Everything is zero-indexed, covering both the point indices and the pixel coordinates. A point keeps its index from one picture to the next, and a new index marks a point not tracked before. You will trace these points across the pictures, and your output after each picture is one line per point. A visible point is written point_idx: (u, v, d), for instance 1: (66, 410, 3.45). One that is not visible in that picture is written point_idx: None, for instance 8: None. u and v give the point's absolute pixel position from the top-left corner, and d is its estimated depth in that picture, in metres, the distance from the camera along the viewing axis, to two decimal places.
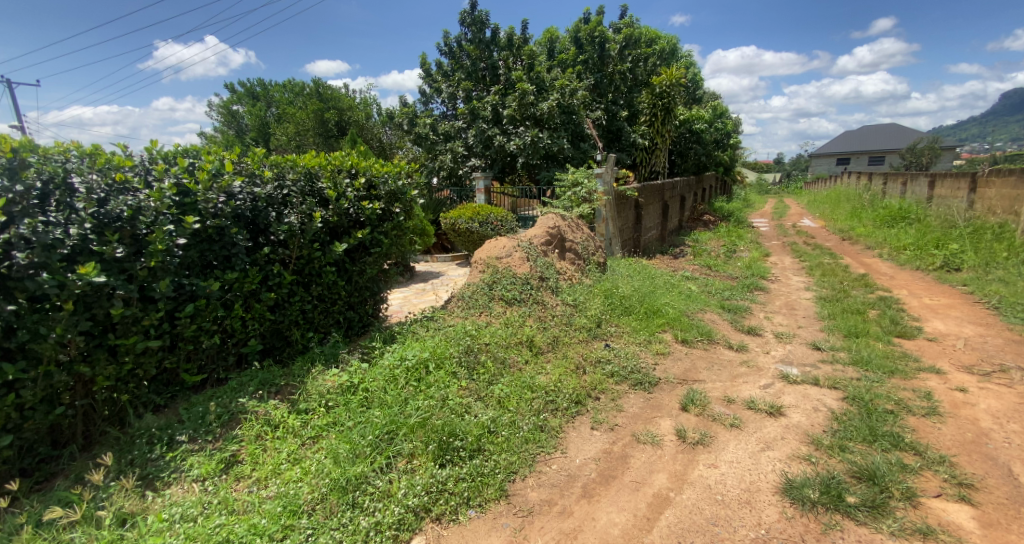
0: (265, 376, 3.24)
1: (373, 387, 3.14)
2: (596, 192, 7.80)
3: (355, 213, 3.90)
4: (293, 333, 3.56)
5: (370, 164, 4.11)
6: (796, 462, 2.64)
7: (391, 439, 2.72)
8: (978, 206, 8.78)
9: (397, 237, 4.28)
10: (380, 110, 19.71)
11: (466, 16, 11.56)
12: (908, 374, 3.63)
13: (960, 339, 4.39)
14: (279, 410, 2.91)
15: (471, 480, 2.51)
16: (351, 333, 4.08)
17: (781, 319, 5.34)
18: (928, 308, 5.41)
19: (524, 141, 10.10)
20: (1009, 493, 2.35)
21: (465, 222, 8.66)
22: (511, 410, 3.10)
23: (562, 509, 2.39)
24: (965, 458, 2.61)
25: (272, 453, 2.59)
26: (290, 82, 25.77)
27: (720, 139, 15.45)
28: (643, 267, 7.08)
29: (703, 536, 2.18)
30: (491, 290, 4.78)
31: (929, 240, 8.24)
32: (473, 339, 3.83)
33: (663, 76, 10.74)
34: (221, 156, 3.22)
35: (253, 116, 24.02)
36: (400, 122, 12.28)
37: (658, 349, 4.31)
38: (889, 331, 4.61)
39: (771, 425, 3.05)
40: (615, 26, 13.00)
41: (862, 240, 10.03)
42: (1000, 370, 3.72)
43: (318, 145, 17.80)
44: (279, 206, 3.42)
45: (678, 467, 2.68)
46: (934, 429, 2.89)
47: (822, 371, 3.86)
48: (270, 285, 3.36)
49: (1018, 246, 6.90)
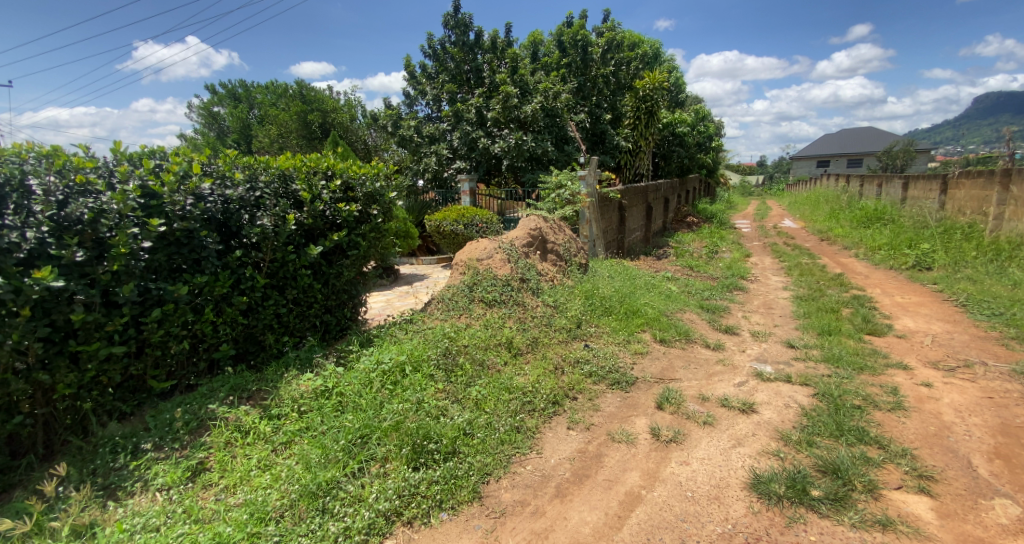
0: (237, 382, 3.17)
1: (348, 391, 3.09)
2: (579, 195, 7.81)
3: (331, 215, 3.84)
4: (267, 337, 3.48)
5: (347, 166, 4.07)
6: (765, 457, 2.68)
7: (365, 443, 2.69)
8: (949, 207, 9.04)
9: (375, 240, 4.23)
10: (365, 112, 19.53)
11: (450, 19, 11.55)
12: (877, 371, 3.72)
13: (928, 336, 4.51)
14: (250, 415, 2.85)
15: (444, 483, 2.49)
16: (328, 337, 4.01)
17: (758, 318, 5.41)
18: (899, 306, 5.54)
19: (507, 143, 10.11)
20: (967, 484, 2.41)
21: (449, 223, 8.64)
22: (488, 412, 3.08)
23: (535, 509, 2.39)
24: (926, 451, 2.68)
25: (241, 460, 2.53)
26: (273, 82, 25.40)
27: (703, 142, 15.64)
28: (625, 268, 7.13)
29: (672, 533, 2.19)
30: (471, 291, 4.76)
31: (903, 240, 8.45)
32: (451, 341, 3.81)
33: (646, 79, 10.84)
34: (189, 157, 3.14)
35: (234, 118, 23.59)
36: (384, 124, 12.20)
37: (637, 349, 4.33)
38: (860, 329, 4.71)
39: (743, 421, 3.08)
40: (598, 30, 13.11)
41: (839, 241, 10.24)
42: (965, 365, 3.82)
43: (302, 147, 17.59)
44: (252, 208, 3.34)
45: (650, 465, 2.69)
46: (899, 423, 2.96)
47: (795, 368, 3.92)
48: (242, 289, 3.29)
49: (987, 245, 7.11)
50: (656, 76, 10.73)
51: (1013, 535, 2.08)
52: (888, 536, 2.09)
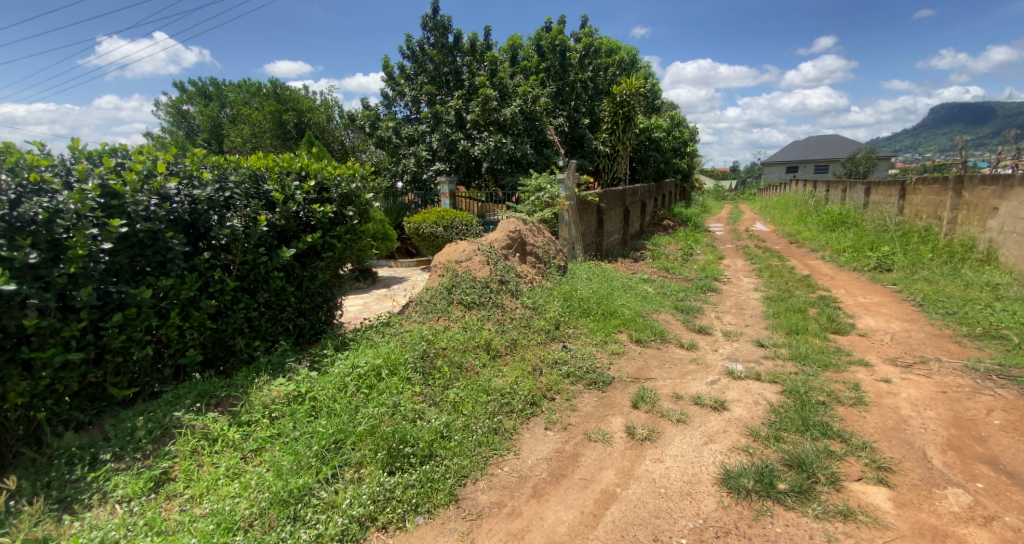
0: (205, 387, 3.07)
1: (321, 396, 3.03)
2: (558, 197, 7.86)
3: (304, 216, 3.78)
4: (237, 342, 3.39)
5: (322, 166, 4.01)
6: (735, 453, 2.75)
7: (339, 448, 2.64)
8: (907, 211, 9.48)
9: (351, 241, 4.16)
10: (342, 112, 19.22)
11: (428, 20, 11.49)
12: (840, 368, 3.87)
13: (888, 334, 4.71)
14: (219, 422, 2.76)
15: (420, 486, 2.47)
16: (302, 341, 3.93)
17: (729, 318, 5.56)
18: (861, 305, 5.77)
19: (487, 146, 10.11)
20: (922, 474, 2.53)
21: (429, 226, 8.61)
22: (466, 414, 3.07)
23: (511, 510, 2.39)
24: (885, 443, 2.80)
25: (208, 469, 2.45)
26: (247, 81, 24.80)
27: (678, 147, 15.97)
28: (603, 270, 7.21)
29: (645, 529, 2.23)
30: (450, 294, 4.74)
31: (865, 243, 8.80)
32: (429, 344, 3.78)
33: (623, 85, 11.00)
34: (154, 156, 3.03)
35: (205, 117, 22.84)
36: (362, 125, 12.06)
37: (614, 349, 4.39)
38: (825, 328, 4.89)
39: (715, 419, 3.16)
40: (575, 35, 13.26)
41: (807, 244, 10.59)
42: (920, 362, 4.00)
43: (276, 147, 17.19)
44: (221, 209, 3.26)
45: (625, 463, 2.73)
46: (860, 418, 3.08)
47: (765, 366, 4.04)
48: (210, 292, 3.19)
49: (942, 248, 7.48)
50: (633, 82, 10.91)
51: (964, 522, 2.19)
52: (849, 526, 2.17)
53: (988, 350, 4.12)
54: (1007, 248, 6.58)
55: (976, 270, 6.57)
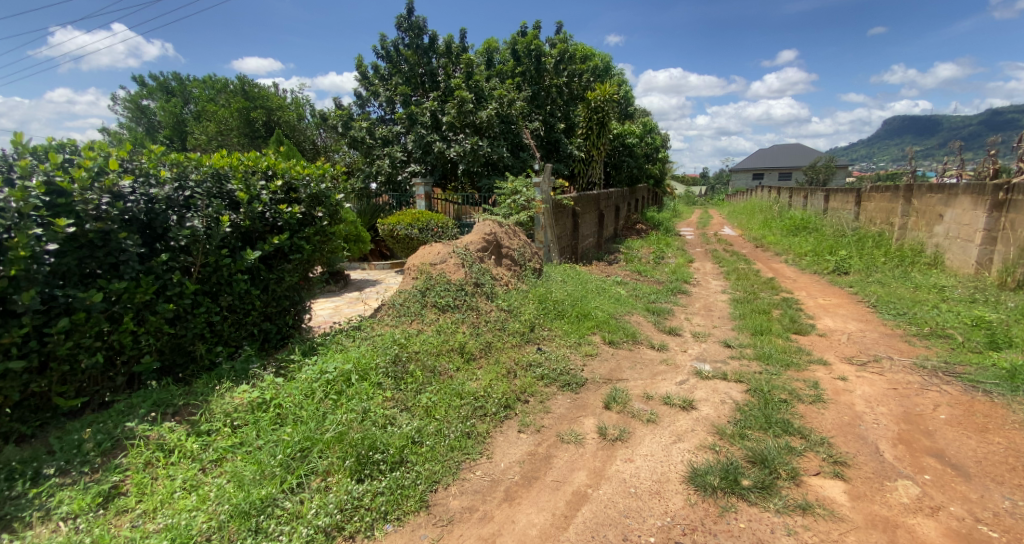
0: (161, 396, 2.93)
1: (287, 402, 2.93)
2: (534, 201, 7.93)
3: (270, 217, 3.67)
4: (197, 348, 3.25)
5: (290, 166, 3.91)
6: (702, 451, 2.81)
7: (305, 457, 2.57)
8: (863, 217, 9.96)
9: (320, 243, 4.07)
10: (313, 110, 18.81)
11: (403, 21, 11.38)
12: (801, 367, 4.02)
13: (845, 334, 4.92)
14: (175, 432, 2.64)
15: (390, 493, 2.42)
16: (267, 346, 3.80)
17: (699, 319, 5.71)
18: (821, 307, 6.03)
19: (463, 148, 10.06)
20: (875, 467, 2.64)
21: (403, 227, 8.54)
22: (438, 419, 3.04)
23: (482, 515, 2.37)
24: (841, 439, 2.92)
25: (163, 482, 2.34)
26: (212, 76, 23.95)
27: (650, 153, 16.30)
28: (578, 273, 7.28)
29: (615, 529, 2.25)
30: (424, 297, 4.69)
31: (825, 247, 9.18)
32: (401, 348, 3.72)
33: (598, 91, 11.19)
34: (106, 152, 2.88)
35: (167, 113, 21.91)
36: (334, 125, 11.83)
37: (587, 351, 4.44)
38: (788, 328, 5.07)
39: (683, 418, 3.22)
40: (551, 41, 13.38)
41: (771, 248, 10.97)
42: (874, 360, 4.20)
43: (243, 146, 16.63)
44: (180, 209, 3.13)
45: (597, 464, 2.75)
46: (819, 414, 3.21)
47: (731, 366, 4.16)
48: (168, 296, 3.05)
49: (894, 252, 7.88)
50: (607, 88, 11.11)
51: (913, 513, 2.30)
52: (807, 519, 2.24)
53: (934, 349, 4.36)
54: (953, 253, 6.97)
55: (924, 273, 6.95)
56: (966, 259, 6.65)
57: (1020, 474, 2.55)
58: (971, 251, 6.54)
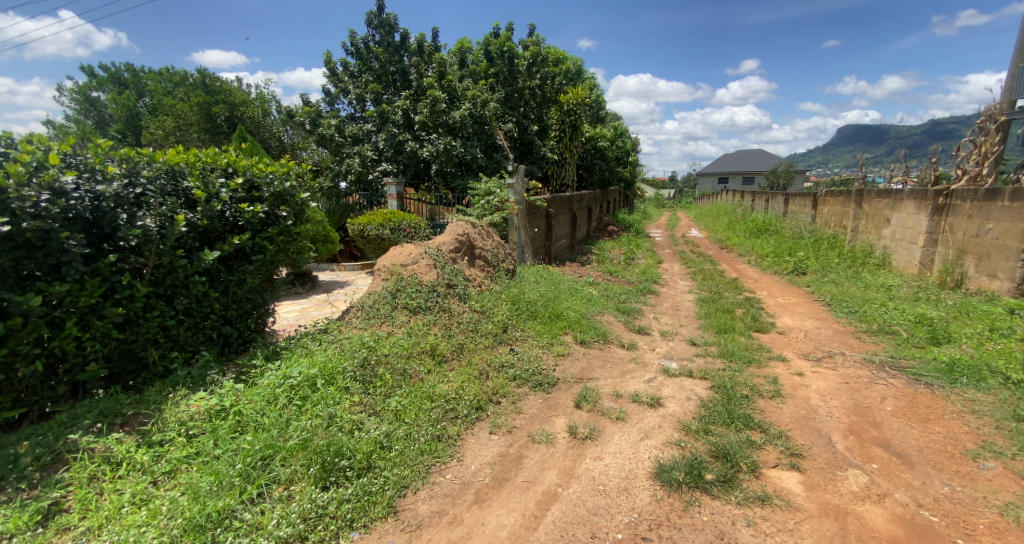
0: (109, 406, 2.78)
1: (248, 409, 2.81)
2: (507, 202, 7.92)
3: (230, 216, 3.54)
4: (150, 354, 3.10)
5: (251, 163, 3.78)
6: (668, 447, 2.87)
7: (266, 466, 2.48)
8: (819, 220, 10.43)
9: (285, 244, 3.94)
10: (279, 106, 18.24)
11: (373, 18, 11.18)
12: (762, 363, 4.17)
13: (802, 331, 5.14)
14: (124, 444, 2.51)
15: (356, 501, 2.37)
16: (227, 351, 3.66)
17: (667, 318, 5.84)
18: (781, 305, 6.28)
19: (436, 148, 9.96)
20: (828, 458, 2.76)
21: (374, 228, 8.40)
22: (408, 422, 2.99)
23: (452, 518, 2.35)
24: (798, 431, 3.04)
25: (110, 496, 2.21)
26: (169, 68, 22.87)
27: (621, 156, 16.59)
28: (550, 273, 7.34)
29: (583, 527, 2.27)
30: (394, 299, 4.62)
31: (785, 248, 9.56)
32: (370, 351, 3.65)
33: (571, 95, 11.33)
34: (47, 146, 2.71)
35: (119, 105, 20.76)
36: (301, 122, 11.52)
37: (560, 350, 4.47)
38: (750, 327, 5.25)
39: (651, 415, 3.28)
40: (524, 43, 13.42)
41: (736, 249, 11.34)
42: (828, 355, 4.39)
43: (203, 142, 15.95)
44: (131, 207, 2.97)
45: (567, 463, 2.77)
46: (777, 409, 3.33)
47: (697, 363, 4.27)
48: (117, 299, 2.89)
49: (848, 253, 8.27)
50: (579, 92, 11.26)
51: (861, 500, 2.41)
52: (766, 510, 2.32)
53: (882, 345, 4.59)
54: (899, 254, 7.38)
55: (874, 273, 7.34)
56: (911, 260, 7.03)
57: (958, 461, 2.71)
58: (915, 252, 6.93)
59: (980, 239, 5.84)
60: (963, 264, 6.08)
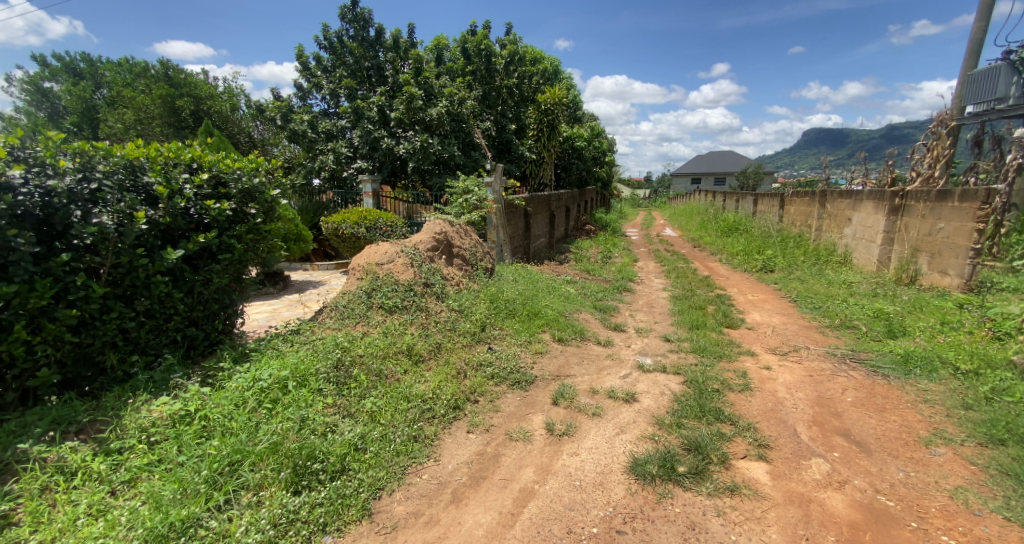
0: (62, 413, 2.65)
1: (214, 413, 2.71)
2: (485, 200, 7.87)
3: (194, 214, 3.41)
4: (107, 358, 2.96)
5: (217, 158, 3.64)
6: (643, 442, 2.91)
7: (234, 471, 2.39)
8: (786, 220, 10.77)
9: (253, 243, 3.82)
10: (248, 101, 17.68)
11: (347, 12, 10.97)
12: (732, 357, 4.27)
13: (770, 326, 5.29)
14: (79, 452, 2.39)
15: (329, 504, 2.32)
16: (193, 354, 3.52)
17: (642, 315, 5.92)
18: (750, 301, 6.46)
19: (413, 146, 9.85)
20: (794, 448, 2.85)
21: (349, 226, 8.25)
22: (383, 424, 2.94)
23: (428, 519, 2.32)
24: (765, 423, 3.12)
25: (63, 508, 2.10)
26: (129, 60, 21.89)
27: (598, 156, 16.74)
28: (528, 271, 7.35)
29: (560, 523, 2.27)
30: (369, 298, 4.54)
31: (754, 247, 9.82)
32: (344, 352, 3.57)
33: (548, 94, 11.36)
34: None
35: (75, 97, 19.74)
36: (272, 117, 11.20)
37: (537, 348, 4.47)
38: (721, 323, 5.38)
39: (626, 410, 3.32)
40: (501, 42, 13.38)
41: (707, 247, 11.61)
42: (794, 350, 4.53)
43: (167, 136, 15.31)
44: (85, 203, 2.83)
45: (544, 460, 2.78)
46: (746, 402, 3.41)
47: (670, 359, 4.35)
48: (71, 300, 2.75)
49: (813, 251, 8.57)
50: (557, 91, 11.31)
51: (824, 487, 2.49)
52: (735, 500, 2.38)
53: (843, 338, 4.77)
54: (859, 252, 7.69)
55: (836, 270, 7.62)
56: (870, 258, 7.33)
57: (913, 448, 2.83)
58: (874, 251, 7.22)
59: (933, 238, 6.12)
60: (917, 261, 6.36)
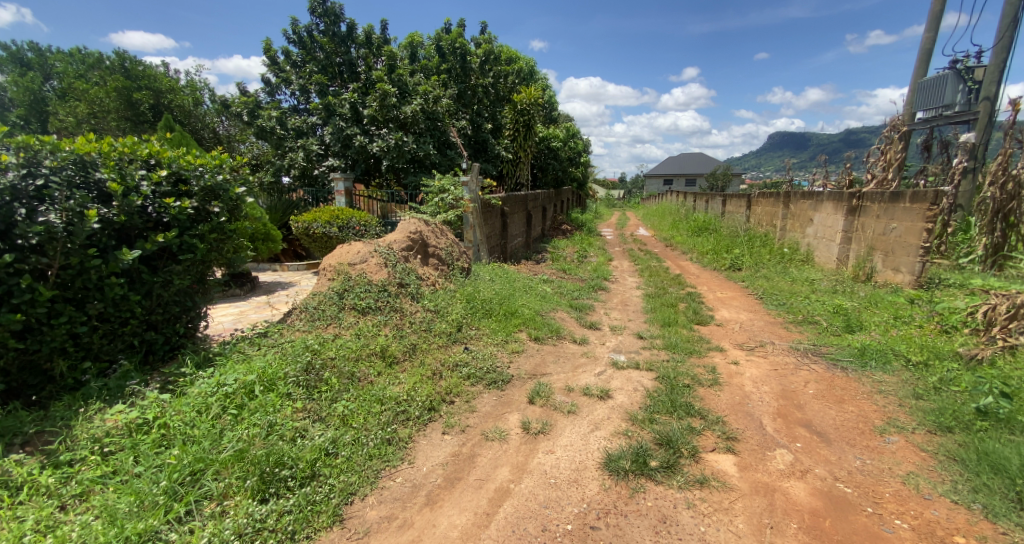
0: (6, 425, 2.50)
1: (175, 421, 2.60)
2: (461, 199, 7.82)
3: (152, 212, 3.26)
4: (56, 365, 2.81)
5: (177, 155, 3.49)
6: (616, 438, 2.94)
7: (196, 481, 2.30)
8: (753, 220, 11.10)
9: (217, 243, 3.68)
10: (212, 95, 17.05)
11: (317, 6, 10.72)
12: (702, 353, 4.38)
13: (738, 323, 5.45)
14: (26, 466, 2.26)
15: (298, 511, 2.25)
16: (152, 359, 3.37)
17: (616, 314, 6.00)
18: (720, 299, 6.63)
19: (387, 144, 9.72)
20: (759, 440, 2.94)
21: (321, 225, 8.07)
22: (356, 427, 2.88)
23: (402, 522, 2.29)
24: (733, 417, 3.21)
25: (8, 525, 1.97)
26: (81, 49, 20.80)
27: (573, 157, 16.87)
28: (505, 271, 7.34)
29: (535, 521, 2.28)
30: (341, 299, 4.45)
31: (722, 246, 10.07)
32: (314, 354, 3.48)
33: (524, 94, 11.37)
34: None
35: (22, 88, 18.63)
36: (238, 112, 10.85)
37: (514, 348, 4.47)
38: (692, 319, 5.51)
39: (600, 407, 3.36)
40: (476, 41, 13.33)
41: (679, 247, 11.86)
42: (759, 345, 4.67)
43: (123, 131, 14.63)
44: (30, 201, 2.68)
45: (519, 459, 2.78)
46: (715, 396, 3.50)
47: (644, 356, 4.42)
48: (15, 304, 2.59)
49: (778, 251, 8.84)
50: (532, 92, 11.34)
51: (787, 477, 2.58)
52: (704, 492, 2.43)
53: (806, 333, 4.96)
54: (820, 251, 7.99)
55: (799, 268, 7.89)
56: (830, 256, 7.62)
57: (869, 436, 2.97)
58: (834, 249, 7.52)
59: (886, 237, 6.42)
60: (873, 259, 6.65)
